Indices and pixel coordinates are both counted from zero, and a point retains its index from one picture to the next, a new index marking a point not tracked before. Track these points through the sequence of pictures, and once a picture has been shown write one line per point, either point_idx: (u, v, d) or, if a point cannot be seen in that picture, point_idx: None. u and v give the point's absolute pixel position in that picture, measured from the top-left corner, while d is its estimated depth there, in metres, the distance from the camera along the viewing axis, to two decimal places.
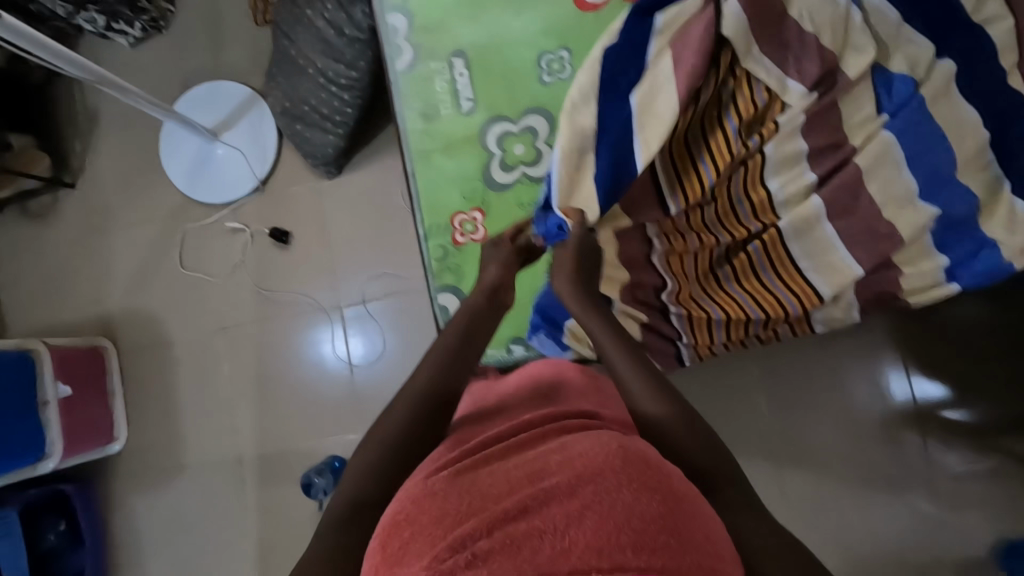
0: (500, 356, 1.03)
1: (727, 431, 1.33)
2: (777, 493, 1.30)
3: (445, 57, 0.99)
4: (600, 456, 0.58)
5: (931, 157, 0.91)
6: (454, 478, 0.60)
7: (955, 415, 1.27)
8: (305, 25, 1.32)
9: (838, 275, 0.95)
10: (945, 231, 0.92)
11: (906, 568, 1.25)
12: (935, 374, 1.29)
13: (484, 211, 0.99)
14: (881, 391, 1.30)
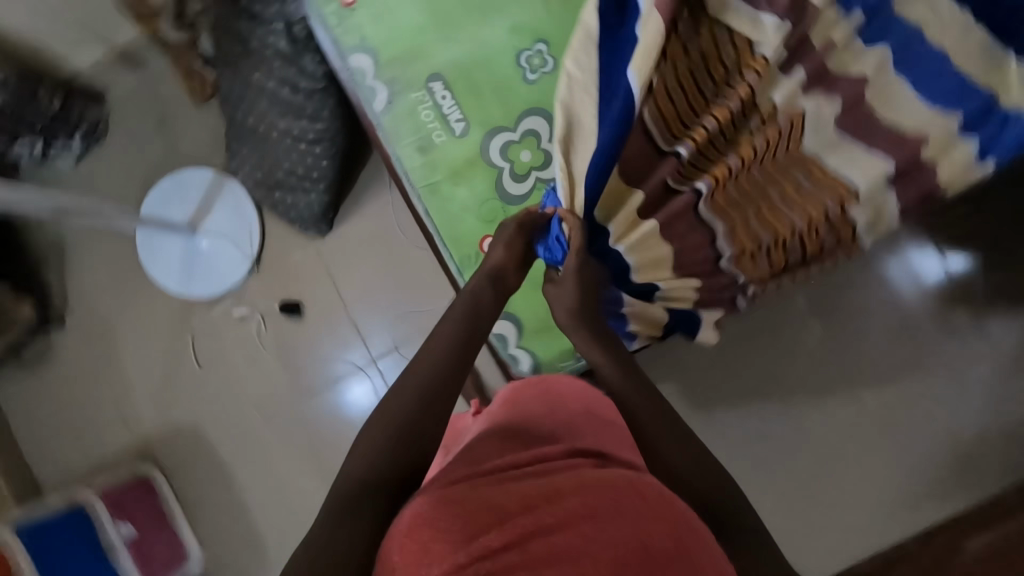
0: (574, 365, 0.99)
1: (786, 363, 1.33)
2: (855, 407, 1.30)
3: (423, 84, 0.96)
4: (617, 487, 0.63)
5: (921, 58, 0.94)
6: (471, 488, 0.62)
7: (996, 280, 1.29)
8: (255, 90, 1.25)
9: (869, 170, 0.92)
10: (966, 117, 0.92)
11: (997, 438, 1.26)
12: (967, 249, 1.30)
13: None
14: (922, 280, 1.32)
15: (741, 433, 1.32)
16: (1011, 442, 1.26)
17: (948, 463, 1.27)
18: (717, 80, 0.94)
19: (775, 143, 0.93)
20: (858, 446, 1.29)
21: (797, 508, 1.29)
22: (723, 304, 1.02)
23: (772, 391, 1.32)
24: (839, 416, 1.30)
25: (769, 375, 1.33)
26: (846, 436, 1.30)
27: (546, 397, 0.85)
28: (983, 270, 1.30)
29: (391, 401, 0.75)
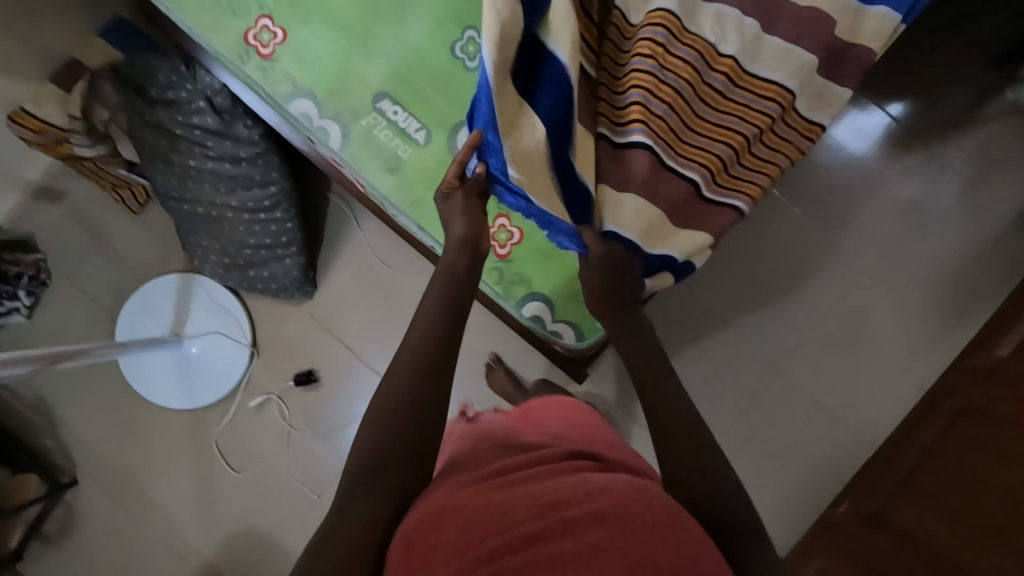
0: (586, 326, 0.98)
1: (784, 253, 1.37)
2: (857, 269, 1.36)
3: (370, 107, 0.95)
4: (630, 490, 0.56)
5: None
6: (478, 493, 0.58)
7: (936, 110, 1.36)
8: (194, 176, 1.20)
9: (786, 54, 0.94)
10: None
11: (985, 251, 1.34)
12: (902, 91, 1.36)
13: (523, 235, 0.96)
14: (873, 134, 1.37)
15: (767, 333, 1.36)
16: (998, 250, 1.34)
17: (954, 289, 1.34)
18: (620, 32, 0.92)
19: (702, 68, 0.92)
20: (874, 302, 1.35)
21: (839, 379, 1.34)
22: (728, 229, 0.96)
23: (780, 282, 1.37)
24: (848, 282, 1.36)
25: (774, 268, 1.37)
26: (858, 297, 1.36)
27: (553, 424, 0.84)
28: (922, 106, 1.36)
29: (388, 375, 0.73)
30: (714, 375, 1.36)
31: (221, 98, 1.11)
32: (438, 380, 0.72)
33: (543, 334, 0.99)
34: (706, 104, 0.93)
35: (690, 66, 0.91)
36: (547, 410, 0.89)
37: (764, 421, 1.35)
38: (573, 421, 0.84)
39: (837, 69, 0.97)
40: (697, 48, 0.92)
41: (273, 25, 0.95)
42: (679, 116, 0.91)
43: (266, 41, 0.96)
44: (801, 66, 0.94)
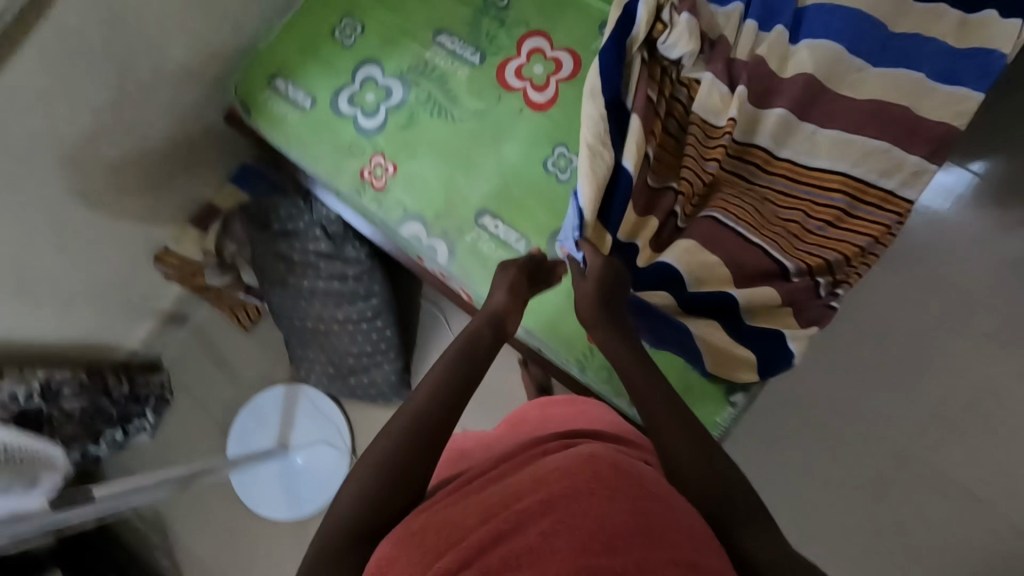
0: (732, 413, 0.97)
1: (904, 326, 1.23)
2: (1003, 340, 1.19)
3: (473, 225, 1.03)
4: (573, 468, 0.60)
5: (871, 38, 0.98)
6: (435, 514, 0.60)
7: None
8: (307, 296, 1.30)
9: (851, 147, 0.96)
10: (940, 70, 0.96)
11: None
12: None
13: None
14: (999, 192, 1.24)
15: (898, 415, 1.20)
16: None
17: None
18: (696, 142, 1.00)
19: (762, 176, 1.01)
20: None
21: (999, 467, 1.15)
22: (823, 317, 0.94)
23: (904, 358, 1.22)
24: (996, 356, 1.19)
25: (902, 346, 1.22)
26: (1005, 368, 1.18)
27: (547, 418, 0.86)
28: None
29: (403, 405, 0.70)
30: (838, 467, 1.21)
31: (334, 225, 1.24)
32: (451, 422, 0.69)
33: None
34: (776, 203, 1.00)
35: (743, 174, 1.01)
36: (529, 414, 0.89)
37: (913, 520, 1.16)
38: (550, 419, 0.85)
39: (910, 143, 0.95)
40: (752, 156, 1.01)
41: (385, 160, 1.08)
42: (749, 214, 0.98)
43: (379, 175, 1.08)
44: (866, 153, 0.95)
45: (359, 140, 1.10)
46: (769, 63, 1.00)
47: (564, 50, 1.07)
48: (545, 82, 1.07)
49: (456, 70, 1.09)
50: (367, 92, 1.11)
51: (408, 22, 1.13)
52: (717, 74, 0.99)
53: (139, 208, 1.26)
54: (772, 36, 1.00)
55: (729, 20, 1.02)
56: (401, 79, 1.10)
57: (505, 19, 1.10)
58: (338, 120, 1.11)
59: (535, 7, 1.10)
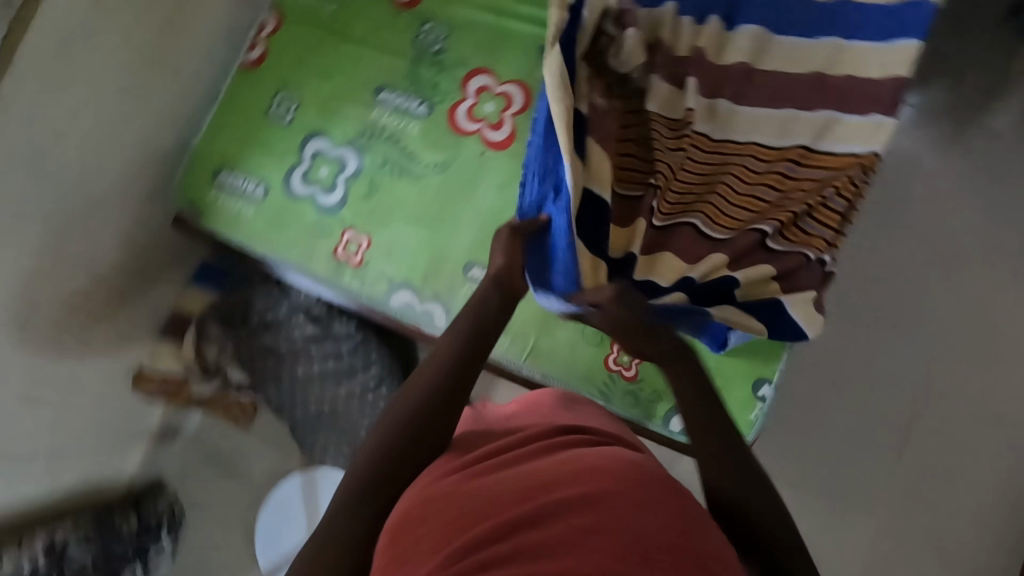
0: (761, 408, 0.97)
1: (887, 270, 1.27)
2: (973, 261, 1.26)
3: (464, 280, 1.01)
4: (620, 471, 0.53)
5: (802, 14, 0.99)
6: (466, 480, 0.56)
7: (988, 80, 1.30)
8: (303, 382, 1.22)
9: (810, 123, 0.97)
10: (874, 29, 0.97)
11: None
12: (951, 75, 1.30)
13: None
14: (938, 123, 1.29)
15: (901, 356, 1.24)
16: None
17: None
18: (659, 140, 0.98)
19: (732, 158, 0.98)
20: (1003, 288, 1.24)
21: (999, 382, 1.21)
22: (819, 286, 0.93)
23: (895, 300, 1.26)
24: (970, 276, 1.25)
25: (891, 289, 1.26)
26: (981, 285, 1.25)
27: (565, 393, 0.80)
28: (974, 81, 1.29)
29: (420, 377, 0.71)
30: (860, 419, 1.24)
31: (317, 306, 1.21)
32: (462, 396, 0.70)
33: None
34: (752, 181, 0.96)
35: (720, 157, 0.98)
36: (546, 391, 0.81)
37: (938, 451, 1.21)
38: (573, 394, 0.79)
39: (860, 104, 0.96)
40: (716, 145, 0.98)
41: (357, 234, 1.04)
42: (727, 198, 0.96)
43: (354, 251, 1.04)
44: (823, 125, 0.97)
45: (324, 219, 1.05)
46: (708, 56, 1.00)
47: (510, 82, 1.04)
48: (499, 119, 1.04)
49: (406, 126, 1.06)
50: (320, 167, 1.06)
51: (344, 86, 1.08)
52: (664, 77, 0.99)
53: (100, 336, 1.17)
54: (709, 28, 0.99)
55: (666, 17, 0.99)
56: (352, 147, 1.06)
57: (443, 63, 1.07)
58: (295, 202, 1.06)
59: (471, 46, 1.07)
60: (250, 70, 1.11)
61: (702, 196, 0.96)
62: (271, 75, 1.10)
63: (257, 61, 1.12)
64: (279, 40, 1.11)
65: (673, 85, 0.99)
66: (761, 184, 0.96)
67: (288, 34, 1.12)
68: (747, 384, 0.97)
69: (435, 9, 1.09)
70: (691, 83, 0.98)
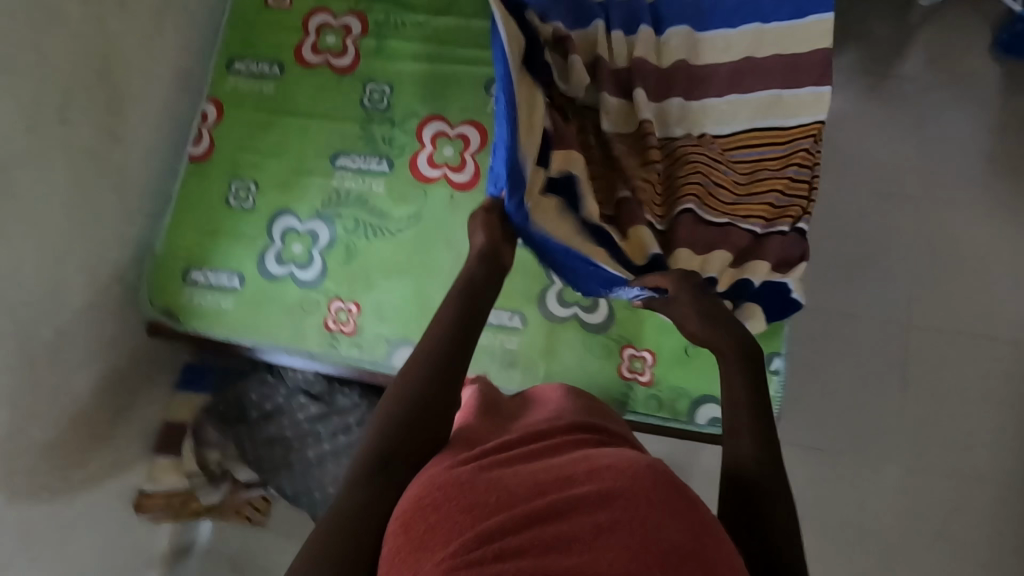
0: (778, 381, 0.97)
1: (849, 224, 1.33)
2: (920, 195, 1.34)
3: None
4: (636, 466, 0.54)
5: (718, 9, 1.05)
6: (479, 469, 0.56)
7: (885, 35, 1.41)
8: (315, 466, 1.14)
9: (755, 104, 1.02)
10: (786, 8, 1.04)
11: (998, 121, 1.37)
12: (850, 38, 1.41)
13: (655, 353, 0.96)
14: (852, 81, 1.39)
15: (882, 298, 1.30)
16: (1006, 114, 1.37)
17: (998, 167, 1.34)
18: (624, 150, 1.01)
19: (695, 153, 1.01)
20: (952, 214, 1.33)
21: (973, 308, 1.28)
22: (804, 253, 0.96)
23: (862, 248, 1.32)
24: (922, 210, 1.33)
25: (856, 238, 1.32)
26: (933, 216, 1.33)
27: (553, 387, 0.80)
28: (872, 39, 1.41)
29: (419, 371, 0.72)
30: (862, 367, 1.27)
31: (316, 384, 1.16)
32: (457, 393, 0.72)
33: None
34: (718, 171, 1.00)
35: (684, 152, 1.02)
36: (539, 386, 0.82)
37: (937, 379, 1.26)
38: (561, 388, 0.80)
39: (792, 79, 1.02)
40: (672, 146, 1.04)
41: (344, 302, 1.03)
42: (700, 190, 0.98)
43: (345, 319, 1.02)
44: (765, 104, 1.02)
45: (307, 294, 1.03)
46: (647, 61, 1.04)
47: (463, 123, 1.06)
48: (460, 160, 1.05)
49: (371, 186, 1.06)
50: (293, 244, 1.05)
51: (300, 160, 1.08)
52: (610, 89, 1.03)
53: (91, 467, 1.10)
54: (640, 36, 1.05)
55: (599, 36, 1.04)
56: (322, 217, 1.05)
57: (393, 118, 1.08)
58: (273, 285, 1.04)
59: (417, 96, 1.08)
60: (200, 164, 1.10)
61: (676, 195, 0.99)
62: (223, 164, 1.09)
63: (204, 153, 1.10)
64: (224, 128, 1.10)
65: (620, 97, 1.04)
66: (725, 173, 1.01)
67: (231, 121, 1.11)
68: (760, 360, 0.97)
69: (373, 69, 1.10)
70: (638, 89, 1.02)
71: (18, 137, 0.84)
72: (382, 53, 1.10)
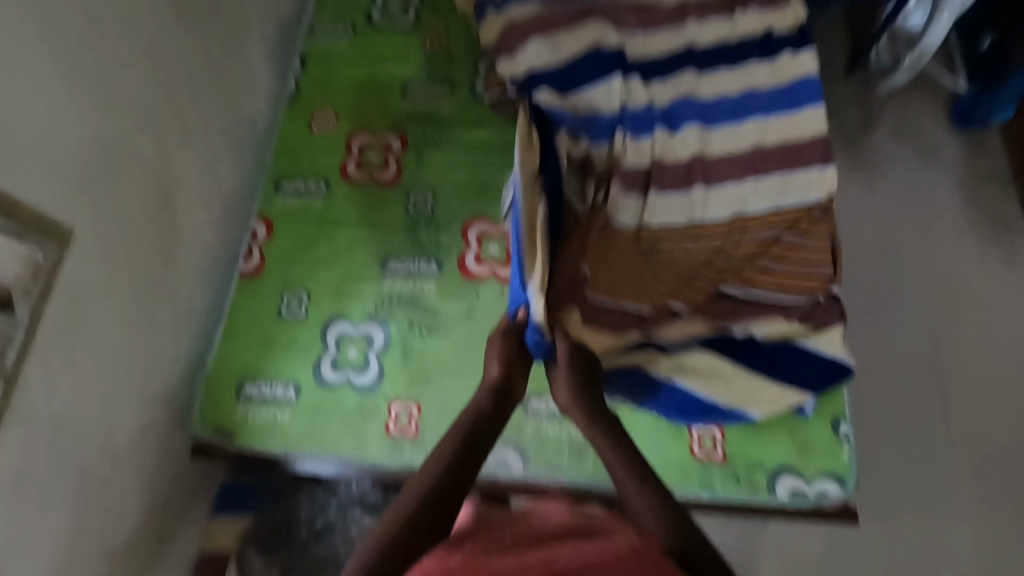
0: (849, 446, 0.99)
1: (866, 283, 1.40)
2: (923, 254, 1.42)
3: (525, 414, 1.01)
4: (612, 547, 0.61)
5: (723, 107, 1.16)
6: (471, 557, 0.63)
7: (864, 114, 1.55)
8: None
9: (770, 187, 1.11)
10: (782, 104, 1.16)
11: (977, 182, 1.49)
12: (834, 117, 1.55)
13: (723, 430, 1.01)
14: (843, 155, 1.51)
15: (909, 353, 1.34)
16: (983, 175, 1.50)
17: (985, 222, 1.45)
18: (649, 242, 1.09)
19: (718, 239, 1.09)
20: (956, 269, 1.41)
21: (997, 352, 1.34)
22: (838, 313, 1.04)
23: (881, 307, 1.38)
24: (928, 267, 1.41)
25: (874, 298, 1.39)
26: (938, 272, 1.41)
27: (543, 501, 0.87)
28: (853, 117, 1.55)
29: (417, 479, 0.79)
30: (906, 424, 1.29)
31: (372, 493, 1.10)
32: (456, 492, 0.78)
33: (812, 505, 0.97)
34: (744, 253, 1.08)
35: (710, 237, 1.09)
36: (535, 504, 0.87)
37: (977, 429, 1.28)
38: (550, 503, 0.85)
39: (799, 162, 1.12)
40: (697, 229, 1.10)
41: (404, 404, 1.02)
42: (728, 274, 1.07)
43: (406, 422, 1.01)
44: (780, 186, 1.11)
45: (365, 400, 1.03)
46: (667, 158, 1.13)
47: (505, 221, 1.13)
48: (505, 256, 1.11)
49: (422, 286, 1.09)
50: (348, 349, 1.06)
51: (350, 267, 1.12)
52: (632, 185, 1.10)
53: None
54: (656, 137, 1.13)
55: (617, 141, 1.11)
56: (376, 321, 1.07)
57: (438, 222, 1.14)
58: (331, 393, 1.03)
59: (458, 201, 1.16)
60: (251, 279, 1.12)
61: (709, 280, 1.06)
62: (274, 278, 1.12)
63: (255, 269, 1.13)
64: (273, 243, 1.14)
65: (646, 193, 1.11)
66: (751, 252, 1.08)
67: (279, 237, 1.15)
68: (827, 425, 1.00)
69: (416, 179, 1.18)
70: (655, 190, 1.11)
71: (93, 272, 0.86)
72: (423, 165, 1.19)
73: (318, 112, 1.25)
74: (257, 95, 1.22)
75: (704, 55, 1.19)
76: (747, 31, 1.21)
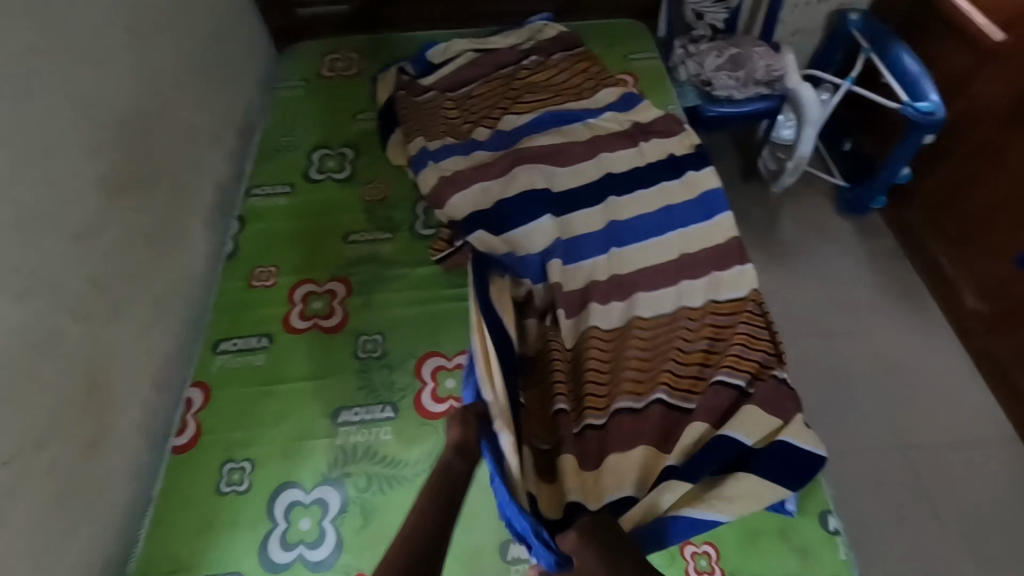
0: (843, 542, 0.96)
1: (810, 364, 1.47)
2: (851, 329, 1.53)
3: (508, 567, 0.91)
4: None
5: (645, 221, 1.27)
6: None
7: (768, 212, 1.74)
8: None
9: (703, 288, 1.19)
10: (698, 213, 1.28)
11: (877, 258, 1.66)
12: (744, 218, 1.72)
13: (717, 547, 0.95)
14: (759, 250, 1.67)
15: (868, 426, 1.37)
16: (880, 252, 1.68)
17: (895, 293, 1.60)
18: (602, 357, 1.10)
19: (665, 342, 1.13)
20: (884, 339, 1.51)
21: (945, 413, 1.40)
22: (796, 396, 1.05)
23: (829, 385, 1.43)
24: (859, 340, 1.51)
25: (821, 376, 1.45)
26: (870, 344, 1.50)
27: None
28: (759, 215, 1.73)
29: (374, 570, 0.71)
30: (886, 500, 1.28)
31: None
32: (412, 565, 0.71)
33: None
34: (692, 351, 1.11)
35: (658, 341, 1.13)
36: None
37: (950, 493, 1.29)
38: None
39: (724, 262, 1.22)
40: (645, 334, 1.13)
41: None
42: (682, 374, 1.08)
43: None
44: (709, 285, 1.19)
45: None
46: (604, 274, 1.19)
47: (459, 354, 1.12)
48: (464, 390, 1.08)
49: (378, 435, 1.03)
50: (300, 520, 0.95)
51: (299, 425, 1.04)
52: (575, 304, 1.15)
53: None
54: (589, 262, 1.20)
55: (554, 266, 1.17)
56: (330, 482, 0.98)
57: (390, 363, 1.11)
58: None
59: (409, 339, 1.14)
60: (185, 453, 1.02)
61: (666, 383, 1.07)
62: (213, 448, 1.02)
63: (189, 441, 1.03)
64: (212, 410, 1.06)
65: (590, 306, 1.15)
66: (699, 350, 1.12)
67: (219, 402, 1.07)
68: (817, 522, 0.97)
69: (365, 322, 1.17)
70: (595, 304, 1.15)
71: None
72: (371, 307, 1.19)
73: (260, 267, 1.24)
74: (195, 259, 1.21)
75: (621, 180, 1.32)
76: (653, 157, 1.36)
